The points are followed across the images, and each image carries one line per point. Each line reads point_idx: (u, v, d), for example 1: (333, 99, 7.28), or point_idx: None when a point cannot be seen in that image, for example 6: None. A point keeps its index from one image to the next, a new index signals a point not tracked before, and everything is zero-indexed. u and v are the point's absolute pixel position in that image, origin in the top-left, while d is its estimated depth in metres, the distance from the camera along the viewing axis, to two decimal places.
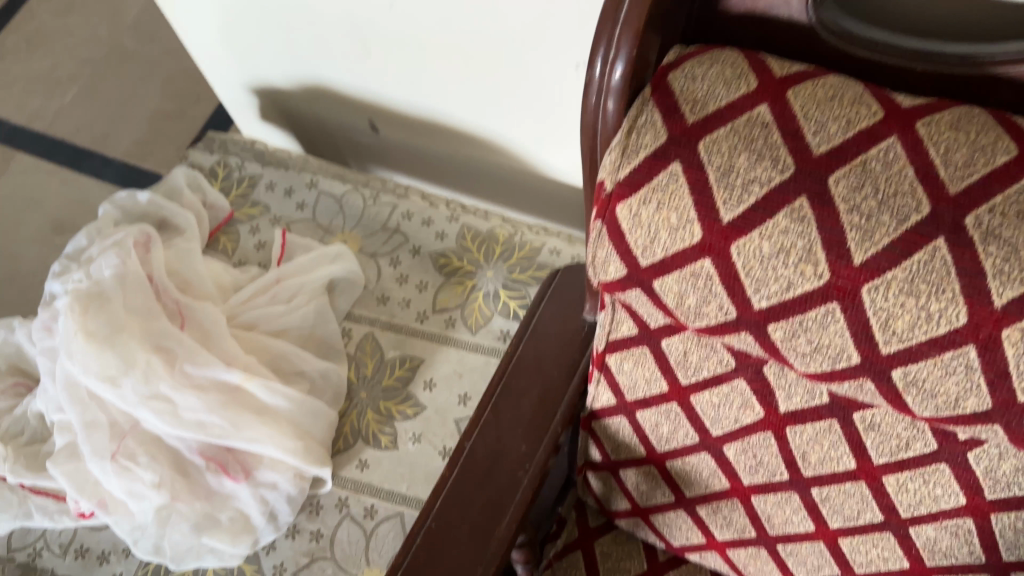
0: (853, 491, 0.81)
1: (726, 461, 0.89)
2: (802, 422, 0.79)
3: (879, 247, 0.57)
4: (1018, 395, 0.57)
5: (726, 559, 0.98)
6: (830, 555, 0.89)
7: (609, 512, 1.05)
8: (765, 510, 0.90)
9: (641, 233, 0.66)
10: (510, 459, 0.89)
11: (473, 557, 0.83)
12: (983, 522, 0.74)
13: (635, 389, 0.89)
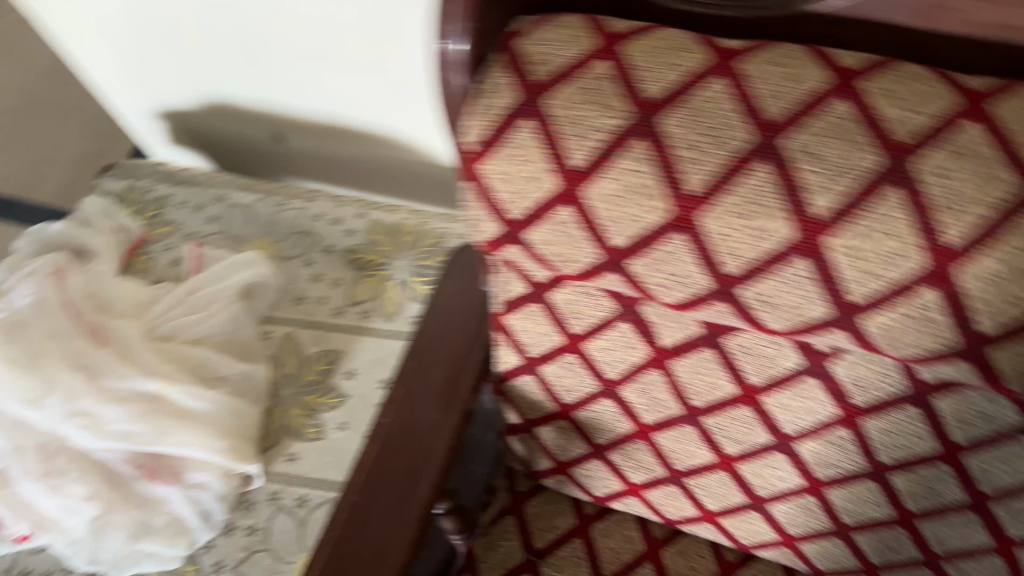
0: (739, 417, 0.82)
1: (630, 404, 0.89)
2: (685, 356, 0.79)
3: (712, 176, 0.57)
4: (856, 298, 0.56)
5: (647, 503, 0.99)
6: (734, 482, 0.89)
7: (535, 472, 1.06)
8: (669, 447, 0.91)
9: (504, 187, 0.66)
10: (426, 427, 0.86)
11: (396, 522, 0.80)
12: (855, 430, 0.74)
13: (537, 348, 0.89)
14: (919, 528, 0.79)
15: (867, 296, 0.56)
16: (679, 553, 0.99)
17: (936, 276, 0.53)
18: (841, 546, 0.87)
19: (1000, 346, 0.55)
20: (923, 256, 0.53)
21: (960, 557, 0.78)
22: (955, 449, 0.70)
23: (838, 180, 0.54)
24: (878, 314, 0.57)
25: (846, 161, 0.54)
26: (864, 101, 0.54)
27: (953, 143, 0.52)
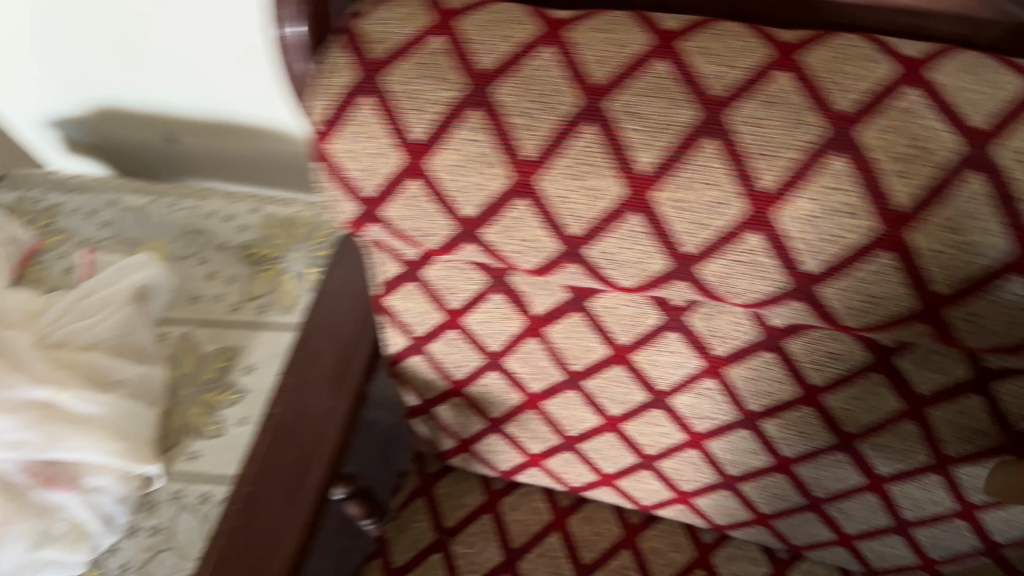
0: (618, 377, 0.71)
1: (513, 374, 0.77)
2: (555, 321, 0.68)
3: (547, 142, 0.52)
4: (687, 247, 0.52)
5: (549, 473, 0.86)
6: (623, 443, 0.78)
7: (439, 453, 0.92)
8: (563, 414, 0.78)
9: (355, 162, 0.57)
10: (315, 414, 0.79)
11: (283, 505, 0.72)
12: (721, 380, 0.66)
13: (415, 327, 0.77)
14: (797, 472, 0.71)
15: (702, 246, 0.51)
16: (585, 519, 0.87)
17: (756, 221, 0.49)
18: (734, 498, 0.78)
19: (826, 286, 0.51)
20: (742, 203, 0.49)
21: (845, 501, 0.71)
22: (810, 392, 0.63)
23: (658, 138, 0.50)
24: (712, 262, 0.52)
25: (664, 119, 0.49)
26: (682, 60, 0.50)
27: (764, 93, 0.48)
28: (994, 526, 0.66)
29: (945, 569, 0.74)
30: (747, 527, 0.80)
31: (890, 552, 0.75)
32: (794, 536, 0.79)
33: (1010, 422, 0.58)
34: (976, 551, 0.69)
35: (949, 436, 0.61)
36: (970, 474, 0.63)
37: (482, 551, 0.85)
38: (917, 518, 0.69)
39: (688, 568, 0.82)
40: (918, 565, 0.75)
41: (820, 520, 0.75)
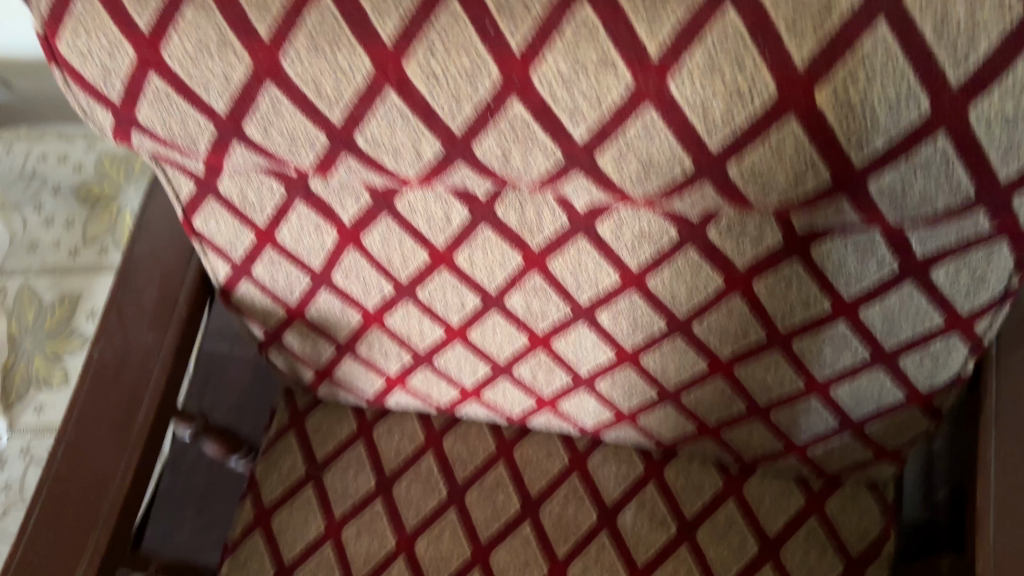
0: (446, 284, 0.67)
1: (341, 288, 0.70)
2: (369, 227, 0.63)
3: (276, 15, 0.47)
4: (452, 125, 0.50)
5: (414, 393, 0.83)
6: (473, 354, 0.74)
7: (305, 387, 0.87)
8: (405, 329, 0.73)
9: (91, 66, 0.52)
10: (138, 352, 0.71)
11: (109, 454, 0.68)
12: (545, 273, 0.63)
13: (233, 250, 0.68)
14: (643, 364, 0.70)
15: (464, 119, 0.49)
16: (459, 438, 0.85)
17: (523, 88, 0.47)
18: (592, 399, 0.76)
19: (602, 155, 0.49)
20: (496, 69, 0.47)
21: (696, 391, 0.71)
22: (636, 276, 0.61)
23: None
24: (484, 141, 0.51)
25: None
26: None
27: None
28: (844, 398, 0.67)
29: (814, 452, 0.74)
30: (614, 427, 0.79)
31: (756, 439, 0.75)
32: (660, 432, 0.78)
33: (837, 289, 0.57)
34: (834, 428, 0.70)
35: (777, 312, 0.61)
36: (808, 346, 0.63)
37: (356, 480, 0.84)
38: (771, 402, 0.69)
39: (565, 474, 0.82)
40: (788, 450, 0.75)
41: (680, 413, 0.75)
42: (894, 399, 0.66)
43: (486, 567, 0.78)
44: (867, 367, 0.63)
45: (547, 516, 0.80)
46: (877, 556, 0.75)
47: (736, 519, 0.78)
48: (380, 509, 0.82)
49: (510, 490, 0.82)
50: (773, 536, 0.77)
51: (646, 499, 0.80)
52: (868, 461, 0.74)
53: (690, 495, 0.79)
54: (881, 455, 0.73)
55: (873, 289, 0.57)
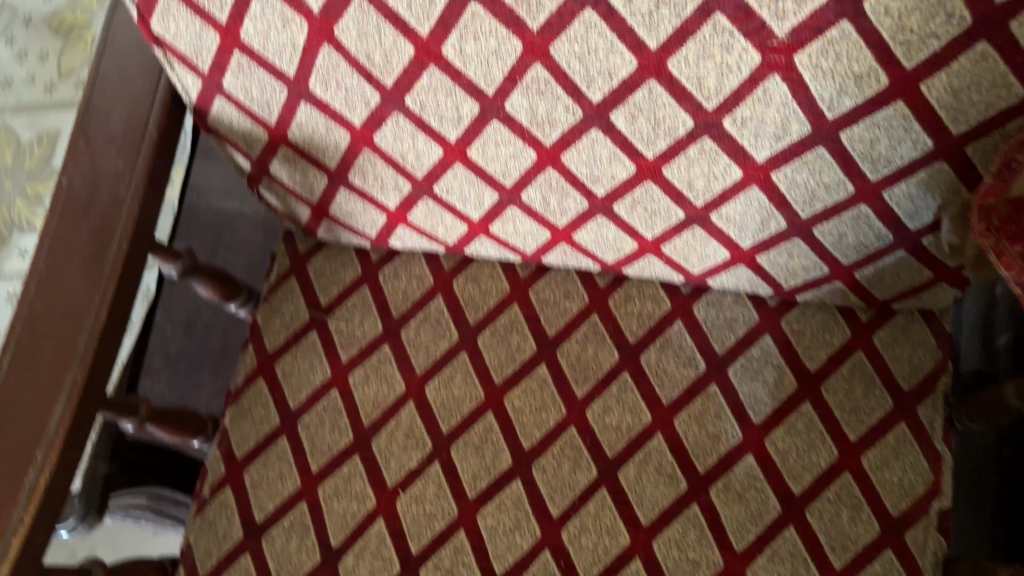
0: (436, 87, 0.56)
1: (322, 102, 0.61)
2: (340, 13, 0.53)
3: None
4: None
5: (418, 229, 0.74)
6: (475, 177, 0.64)
7: (303, 228, 0.80)
8: (397, 148, 0.63)
9: None
10: (109, 178, 0.64)
11: (83, 285, 0.62)
12: (548, 63, 0.52)
13: (198, 59, 0.60)
14: (665, 177, 0.60)
15: None
16: (471, 279, 0.78)
17: None
18: (611, 225, 0.68)
19: None
20: None
21: (728, 205, 0.61)
22: (655, 57, 0.50)
23: None
24: None
25: None
26: None
27: None
28: (898, 203, 0.57)
29: (862, 275, 0.65)
30: (638, 259, 0.72)
31: (799, 264, 0.66)
32: (686, 260, 0.70)
33: (894, 60, 0.47)
34: (889, 244, 0.61)
35: (825, 94, 0.50)
36: (862, 142, 0.52)
37: (361, 324, 0.78)
38: (816, 216, 0.60)
39: (583, 315, 0.76)
40: (832, 276, 0.66)
41: (708, 237, 0.66)
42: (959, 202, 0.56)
43: (499, 411, 0.73)
44: (932, 159, 0.53)
45: (564, 357, 0.74)
46: (928, 391, 0.68)
47: (770, 355, 0.71)
48: (387, 355, 0.76)
49: (524, 330, 0.76)
50: (813, 371, 0.70)
51: (671, 337, 0.74)
52: (924, 285, 0.65)
53: (721, 330, 0.73)
54: (942, 277, 0.64)
55: (940, 54, 0.46)
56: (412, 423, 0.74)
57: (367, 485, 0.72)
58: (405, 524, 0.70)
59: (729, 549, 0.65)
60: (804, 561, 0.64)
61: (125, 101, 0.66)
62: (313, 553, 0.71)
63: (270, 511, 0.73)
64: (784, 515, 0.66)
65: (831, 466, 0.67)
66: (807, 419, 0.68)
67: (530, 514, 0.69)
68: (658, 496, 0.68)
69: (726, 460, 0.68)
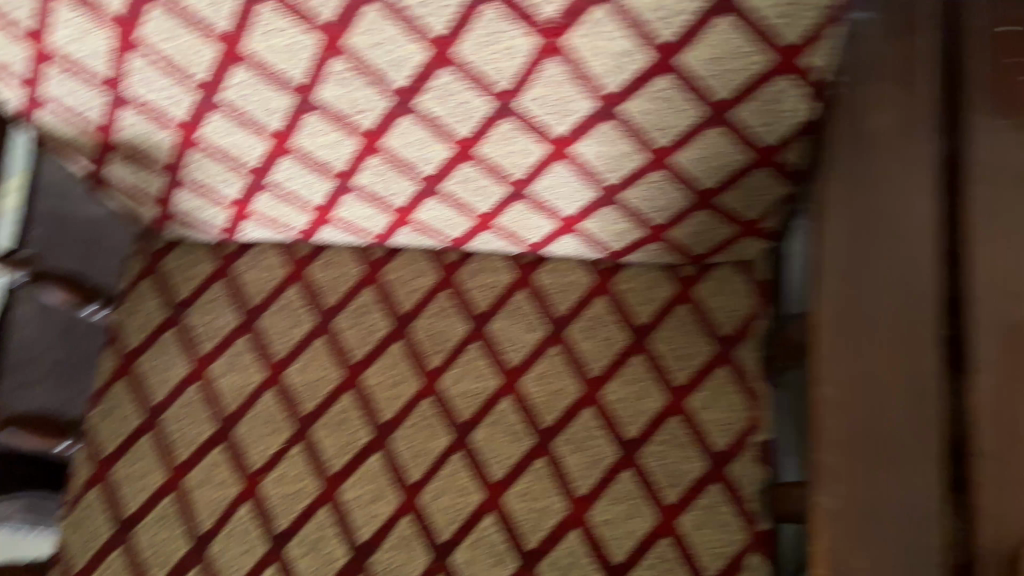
0: (249, 83, 0.59)
1: (145, 104, 0.63)
2: (142, 17, 0.56)
3: None
4: None
5: (262, 221, 0.76)
6: (305, 165, 0.67)
7: (154, 227, 0.81)
8: (224, 143, 0.65)
9: None
10: None
11: None
12: (349, 57, 0.55)
13: (16, 67, 0.63)
14: (481, 156, 0.63)
15: None
16: (325, 265, 0.80)
17: None
18: (444, 204, 0.70)
19: None
20: None
21: (543, 178, 0.65)
22: (444, 43, 0.53)
23: None
24: None
25: None
26: None
27: None
28: (689, 167, 0.62)
29: (673, 233, 0.70)
30: (476, 234, 0.75)
31: (616, 227, 0.71)
32: (521, 232, 0.73)
33: (653, 35, 0.51)
34: (690, 205, 0.66)
35: (601, 69, 0.54)
36: (643, 108, 0.56)
37: (218, 318, 0.80)
38: (620, 181, 0.64)
39: (433, 292, 0.78)
40: (648, 237, 0.72)
41: (533, 209, 0.69)
42: (739, 160, 0.61)
43: (357, 390, 0.76)
44: (709, 125, 0.58)
45: (418, 331, 0.77)
46: (747, 334, 0.73)
47: (604, 314, 0.76)
48: (244, 346, 0.78)
49: (377, 311, 0.78)
50: (642, 323, 0.75)
51: (516, 306, 0.77)
52: (732, 238, 0.71)
53: (562, 292, 0.77)
54: (744, 231, 0.70)
55: (691, 27, 0.51)
56: (272, 407, 0.76)
57: (232, 471, 0.74)
58: (268, 504, 0.73)
59: (573, 496, 0.70)
60: (642, 500, 0.69)
61: None
62: (182, 542, 0.73)
63: (138, 506, 0.74)
64: (623, 459, 0.71)
65: (661, 410, 0.72)
66: (636, 368, 0.74)
67: (390, 483, 0.72)
68: (508, 453, 0.72)
69: (569, 413, 0.73)
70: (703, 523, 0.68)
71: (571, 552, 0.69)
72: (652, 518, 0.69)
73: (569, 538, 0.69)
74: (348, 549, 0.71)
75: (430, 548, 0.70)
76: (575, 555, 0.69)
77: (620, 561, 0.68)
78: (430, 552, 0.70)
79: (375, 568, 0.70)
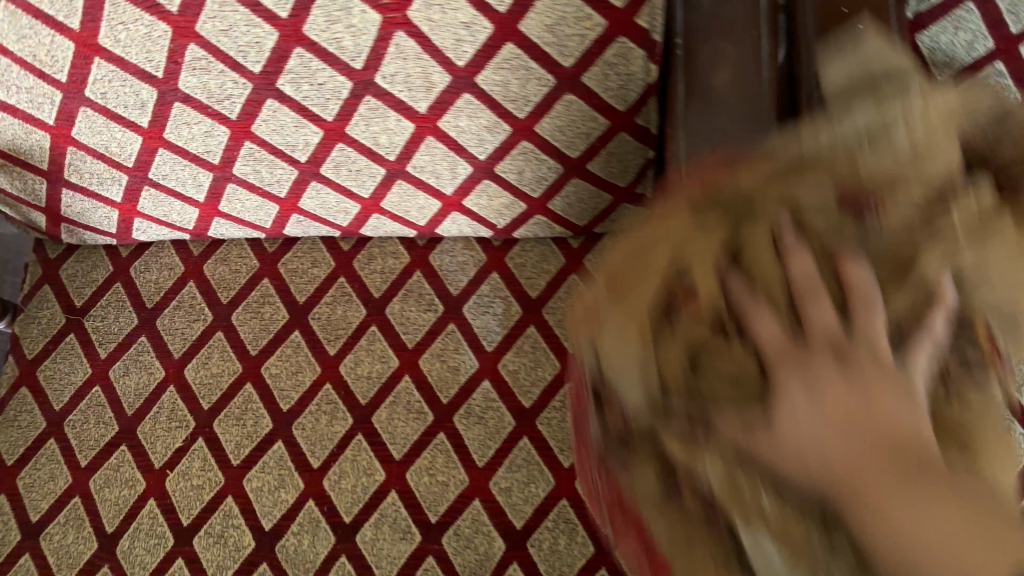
0: (111, 77, 0.60)
1: (10, 107, 0.63)
2: None
3: None
4: None
5: (151, 218, 0.76)
6: (182, 157, 0.68)
7: (47, 235, 0.81)
8: (96, 141, 0.66)
9: None
10: None
11: None
12: (201, 43, 0.57)
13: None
14: (352, 137, 0.65)
15: None
16: (220, 260, 0.81)
17: None
18: (328, 188, 0.72)
19: None
20: None
21: (415, 156, 0.66)
22: (290, 25, 0.55)
23: None
24: None
25: None
26: None
27: None
28: (552, 136, 0.63)
29: (554, 206, 0.71)
30: (365, 218, 0.76)
31: (497, 203, 0.71)
32: (407, 213, 0.75)
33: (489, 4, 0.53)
34: (561, 174, 0.67)
35: (446, 41, 0.55)
36: (495, 78, 0.58)
37: (118, 320, 0.80)
38: (491, 154, 0.65)
39: (329, 279, 0.79)
40: (531, 210, 0.72)
41: (414, 188, 0.71)
42: (599, 126, 0.62)
43: (258, 381, 0.76)
44: (561, 92, 0.59)
45: (315, 320, 0.78)
46: None
47: (497, 290, 0.77)
48: (144, 345, 0.79)
49: (277, 302, 0.79)
50: (535, 297, 0.77)
51: (411, 287, 0.78)
52: (610, 207, 0.72)
53: (454, 272, 0.78)
54: (619, 199, 0.71)
55: None
56: (175, 404, 0.76)
57: (137, 469, 0.75)
58: (174, 499, 0.73)
59: (474, 467, 0.71)
60: (540, 466, 0.71)
61: None
62: (90, 542, 0.73)
63: (44, 511, 0.74)
64: (519, 427, 0.72)
65: (555, 377, 0.74)
66: (532, 339, 0.75)
67: (294, 469, 0.73)
68: (408, 431, 0.73)
69: (466, 387, 0.74)
70: None
71: (475, 520, 0.70)
72: (549, 483, 0.70)
73: (471, 508, 0.70)
74: (255, 537, 0.71)
75: (334, 527, 0.71)
76: (477, 523, 0.70)
77: (521, 526, 0.69)
78: (335, 534, 0.71)
79: (282, 553, 0.71)
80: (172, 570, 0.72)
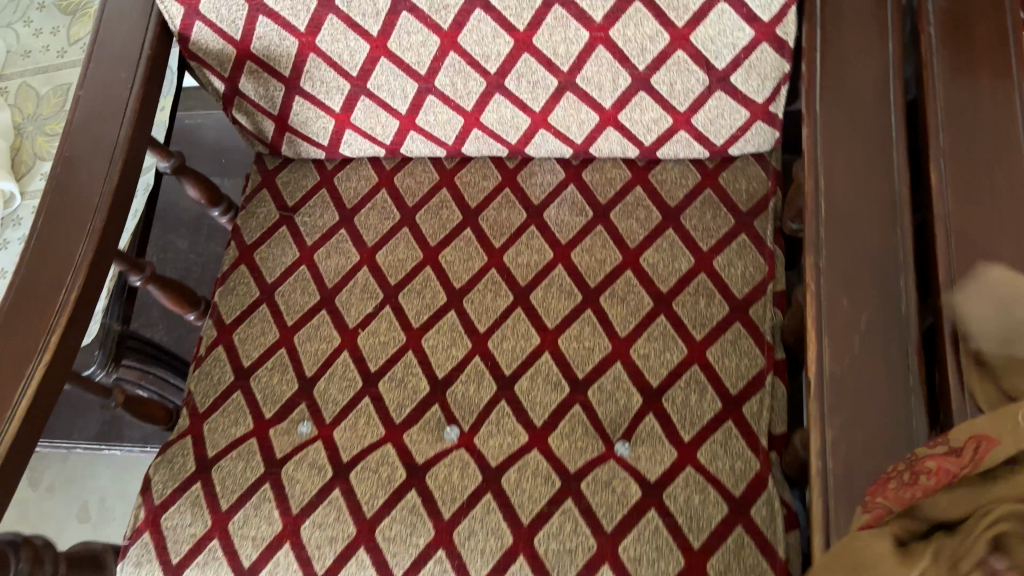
0: None
1: (275, 14, 0.82)
2: None
3: None
4: None
5: (359, 130, 0.94)
6: (398, 67, 0.85)
7: (270, 146, 0.99)
8: (334, 48, 0.84)
9: None
10: (115, 87, 0.83)
11: (93, 167, 0.80)
12: None
13: None
14: (536, 47, 0.80)
15: None
16: (407, 173, 0.97)
17: None
18: (507, 102, 0.87)
19: None
20: None
21: (586, 67, 0.81)
22: None
23: None
24: None
25: None
26: None
27: None
28: (703, 44, 0.76)
29: (696, 121, 0.84)
30: (533, 135, 0.91)
31: (647, 116, 0.85)
32: (569, 128, 0.89)
33: None
34: (706, 87, 0.80)
35: None
36: None
37: (323, 216, 0.97)
38: (650, 64, 0.79)
39: (498, 189, 0.94)
40: (676, 125, 0.85)
41: (579, 101, 0.85)
42: (745, 36, 0.75)
43: (436, 265, 0.91)
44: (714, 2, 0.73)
45: (485, 220, 0.93)
46: (761, 210, 0.87)
47: (641, 200, 0.90)
48: (344, 236, 0.95)
49: (453, 206, 0.94)
50: (673, 206, 0.89)
51: (566, 197, 0.92)
52: (745, 123, 0.84)
53: (603, 186, 0.92)
54: (755, 115, 0.82)
55: None
56: (367, 281, 0.92)
57: (333, 329, 0.90)
58: (364, 351, 0.88)
59: (618, 337, 0.83)
60: (674, 338, 0.82)
61: (128, 35, 0.85)
62: (291, 383, 0.87)
63: (254, 358, 0.90)
64: (657, 306, 0.84)
65: (690, 269, 0.85)
66: (670, 239, 0.87)
67: (464, 332, 0.86)
68: (561, 306, 0.86)
69: (612, 275, 0.87)
70: (727, 352, 0.80)
71: (616, 378, 0.81)
72: (682, 351, 0.81)
73: (613, 369, 0.82)
74: (429, 383, 0.84)
75: (498, 378, 0.83)
76: (618, 381, 0.81)
77: (656, 385, 0.80)
78: (496, 384, 0.83)
79: (451, 397, 0.83)
80: (361, 407, 0.84)
